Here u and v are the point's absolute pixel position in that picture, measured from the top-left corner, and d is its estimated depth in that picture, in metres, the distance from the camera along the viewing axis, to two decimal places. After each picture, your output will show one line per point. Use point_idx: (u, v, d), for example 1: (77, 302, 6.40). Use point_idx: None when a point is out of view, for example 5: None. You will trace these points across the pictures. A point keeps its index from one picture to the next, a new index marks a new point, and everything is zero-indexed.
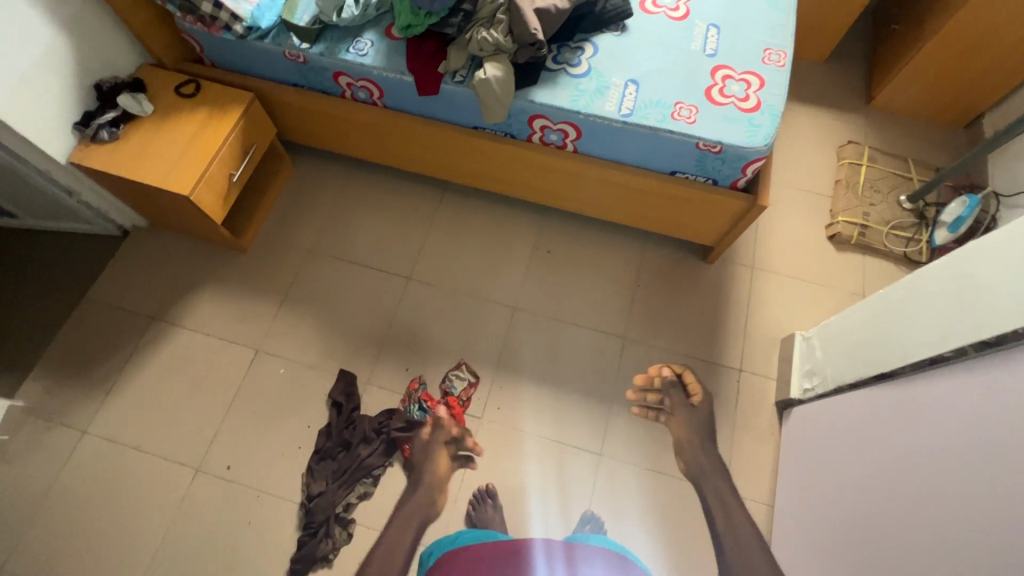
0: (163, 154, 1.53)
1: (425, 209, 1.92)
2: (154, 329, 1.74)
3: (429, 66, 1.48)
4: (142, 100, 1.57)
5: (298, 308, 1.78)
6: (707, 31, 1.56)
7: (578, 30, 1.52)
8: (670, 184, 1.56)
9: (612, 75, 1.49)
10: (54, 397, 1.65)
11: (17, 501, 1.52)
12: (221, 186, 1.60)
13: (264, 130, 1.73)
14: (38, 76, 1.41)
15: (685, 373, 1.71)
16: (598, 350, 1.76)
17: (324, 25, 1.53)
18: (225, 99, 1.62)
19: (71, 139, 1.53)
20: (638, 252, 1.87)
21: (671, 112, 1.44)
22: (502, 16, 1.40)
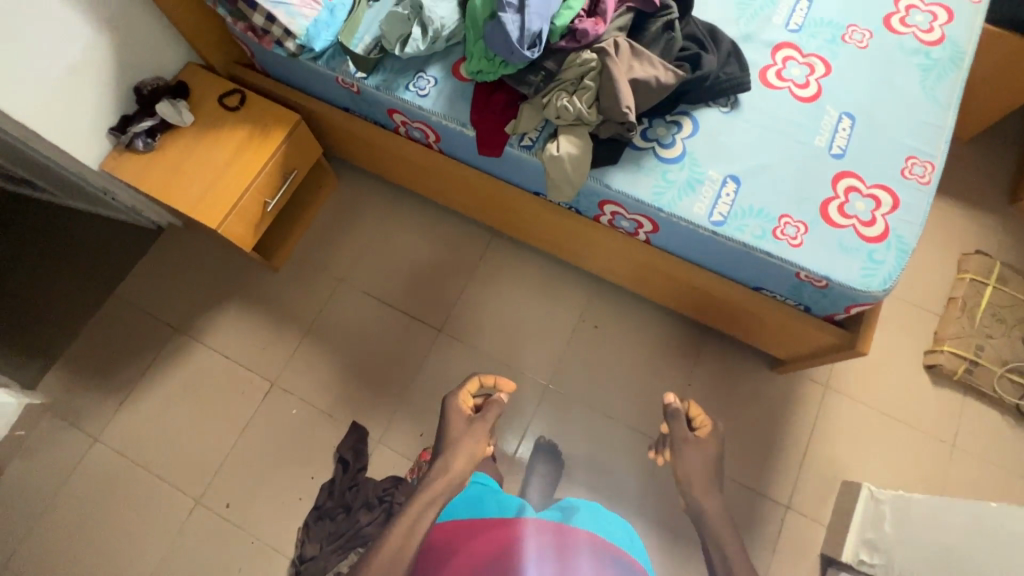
0: (195, 175, 1.41)
1: (469, 254, 1.75)
2: (176, 341, 1.69)
3: (495, 124, 1.27)
4: (183, 109, 1.43)
5: (320, 344, 1.68)
6: (839, 121, 1.27)
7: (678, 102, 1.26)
8: (751, 300, 1.33)
9: (710, 166, 1.24)
10: (72, 395, 1.64)
11: (29, 499, 1.54)
12: (253, 215, 1.48)
13: (309, 152, 1.58)
14: (73, 80, 1.29)
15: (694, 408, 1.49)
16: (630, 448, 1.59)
17: (385, 53, 1.33)
18: (270, 118, 1.47)
19: (106, 144, 1.43)
20: (696, 346, 1.65)
21: (773, 229, 1.19)
22: (590, 83, 1.17)
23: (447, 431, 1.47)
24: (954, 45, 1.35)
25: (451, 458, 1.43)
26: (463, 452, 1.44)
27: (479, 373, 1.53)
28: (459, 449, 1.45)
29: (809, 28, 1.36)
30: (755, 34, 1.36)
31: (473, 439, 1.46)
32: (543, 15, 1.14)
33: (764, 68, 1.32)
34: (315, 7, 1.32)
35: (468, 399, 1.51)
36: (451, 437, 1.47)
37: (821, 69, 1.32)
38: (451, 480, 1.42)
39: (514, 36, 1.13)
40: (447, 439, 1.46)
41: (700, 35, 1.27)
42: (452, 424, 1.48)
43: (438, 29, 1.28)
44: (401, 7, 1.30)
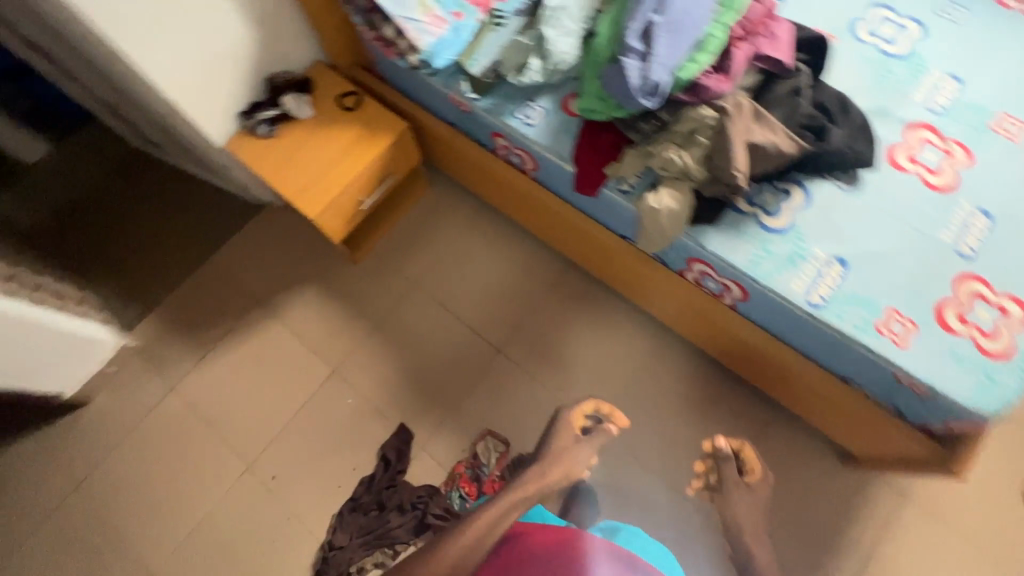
0: (304, 165, 1.50)
1: (541, 280, 1.75)
2: (257, 313, 1.80)
3: (596, 164, 1.26)
4: (304, 103, 1.53)
5: (384, 342, 1.73)
6: (972, 218, 1.16)
7: (792, 171, 1.20)
8: (836, 390, 1.23)
9: (816, 242, 1.16)
10: (161, 346, 1.78)
11: (107, 431, 1.69)
12: (348, 211, 1.55)
13: (409, 158, 1.64)
14: (218, 67, 1.41)
15: (744, 449, 1.50)
16: (671, 510, 1.53)
17: (500, 78, 1.36)
18: (380, 122, 1.54)
19: (233, 125, 1.55)
20: (762, 420, 1.56)
21: (877, 322, 1.10)
22: (702, 139, 1.14)
23: (551, 447, 1.56)
24: None
25: (551, 470, 1.53)
26: (562, 466, 1.53)
27: (597, 398, 1.61)
28: (558, 462, 1.54)
29: (952, 112, 1.26)
30: (890, 109, 1.27)
31: (573, 460, 1.55)
32: (666, 65, 1.13)
33: (895, 146, 1.23)
34: (442, 26, 1.37)
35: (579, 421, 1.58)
36: (553, 449, 1.56)
37: (962, 157, 1.22)
38: (544, 487, 1.51)
39: (633, 83, 1.13)
40: (551, 453, 1.56)
41: (829, 103, 1.21)
42: (557, 440, 1.57)
43: (556, 63, 1.30)
44: (524, 37, 1.32)
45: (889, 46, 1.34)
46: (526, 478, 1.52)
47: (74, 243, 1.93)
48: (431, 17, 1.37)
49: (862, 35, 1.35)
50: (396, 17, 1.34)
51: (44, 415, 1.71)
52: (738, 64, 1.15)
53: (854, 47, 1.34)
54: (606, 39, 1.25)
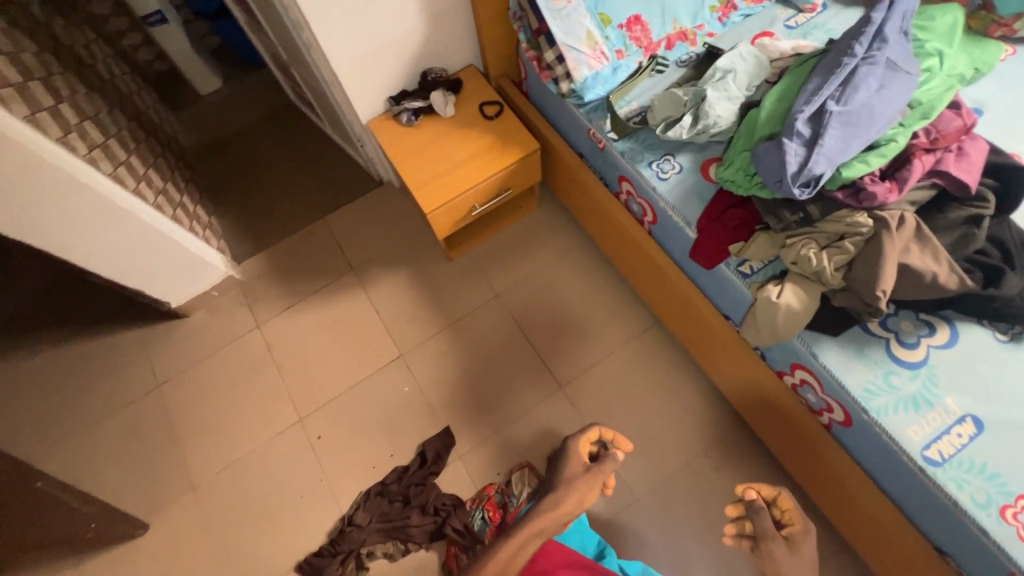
0: (432, 160, 1.55)
1: (623, 330, 1.70)
2: (347, 280, 1.89)
3: (721, 238, 1.20)
4: (450, 102, 1.59)
5: (454, 342, 1.76)
6: None
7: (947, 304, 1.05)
8: (926, 559, 1.08)
9: (950, 391, 1.03)
10: (259, 284, 1.92)
11: (194, 347, 1.86)
12: (459, 213, 1.59)
13: (529, 178, 1.65)
14: (383, 54, 1.50)
15: (780, 496, 1.20)
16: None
17: (645, 125, 1.34)
18: (514, 137, 1.56)
19: (380, 107, 1.64)
20: (823, 555, 1.39)
21: (1005, 504, 0.94)
22: (848, 245, 1.04)
23: (559, 473, 1.24)
24: None
25: (567, 497, 1.17)
26: (576, 494, 1.18)
27: (601, 423, 1.31)
28: (571, 494, 1.19)
29: None
30: None
31: (588, 488, 1.21)
32: (832, 159, 1.05)
33: None
34: (602, 61, 1.38)
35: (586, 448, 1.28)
36: (564, 475, 1.23)
37: None
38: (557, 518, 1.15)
39: (789, 169, 1.06)
40: (560, 479, 1.22)
41: (1011, 244, 1.05)
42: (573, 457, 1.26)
43: (709, 125, 1.25)
44: (681, 91, 1.29)
45: None
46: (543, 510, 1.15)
47: (217, 173, 2.14)
48: (595, 50, 1.38)
49: None
50: (560, 43, 1.36)
51: (150, 316, 1.91)
52: (914, 176, 1.04)
53: None
54: (769, 113, 1.18)
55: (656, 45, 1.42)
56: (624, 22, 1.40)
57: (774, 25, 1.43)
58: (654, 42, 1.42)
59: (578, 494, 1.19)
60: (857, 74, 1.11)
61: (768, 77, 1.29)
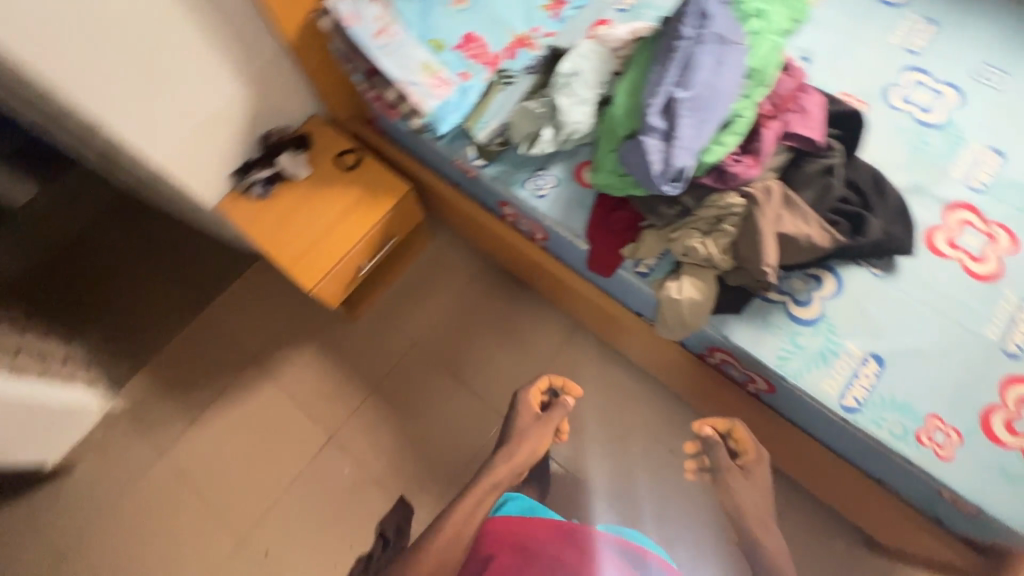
0: (300, 230, 1.41)
1: (549, 341, 1.67)
2: (250, 372, 1.72)
3: (611, 245, 1.18)
4: (301, 162, 1.45)
5: (384, 405, 1.65)
6: (1020, 311, 1.08)
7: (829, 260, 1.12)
8: (868, 489, 1.15)
9: (849, 336, 1.08)
10: (149, 407, 1.70)
11: (92, 502, 1.61)
12: (347, 277, 1.47)
13: (411, 219, 1.56)
14: (209, 130, 1.33)
15: (734, 427, 1.11)
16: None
17: (509, 145, 1.29)
18: (382, 183, 1.45)
19: (225, 186, 1.46)
20: (783, 499, 1.47)
21: (918, 430, 1.01)
22: (728, 226, 1.05)
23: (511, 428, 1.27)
24: None
25: (520, 447, 1.22)
26: (527, 443, 1.23)
27: (552, 373, 1.33)
28: (523, 441, 1.24)
29: (995, 189, 1.18)
30: (927, 185, 1.19)
31: (541, 436, 1.26)
32: (691, 147, 1.04)
33: (933, 229, 1.16)
34: (447, 88, 1.29)
35: (536, 398, 1.30)
36: (515, 429, 1.26)
37: (1006, 243, 1.13)
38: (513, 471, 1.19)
39: (654, 167, 1.04)
40: (513, 431, 1.26)
41: (861, 184, 1.13)
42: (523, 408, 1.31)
43: (570, 132, 1.22)
44: (534, 103, 1.25)
45: (924, 115, 1.26)
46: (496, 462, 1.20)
47: (60, 294, 1.84)
48: (436, 78, 1.29)
49: (894, 102, 1.28)
50: (397, 80, 1.26)
51: (26, 483, 1.63)
52: (767, 146, 1.07)
53: (886, 115, 1.27)
54: (623, 109, 1.17)
55: (498, 58, 1.35)
56: (460, 41, 1.34)
57: (606, 13, 1.41)
58: (495, 55, 1.35)
59: (529, 443, 1.23)
60: (693, 56, 1.11)
61: (614, 69, 1.26)
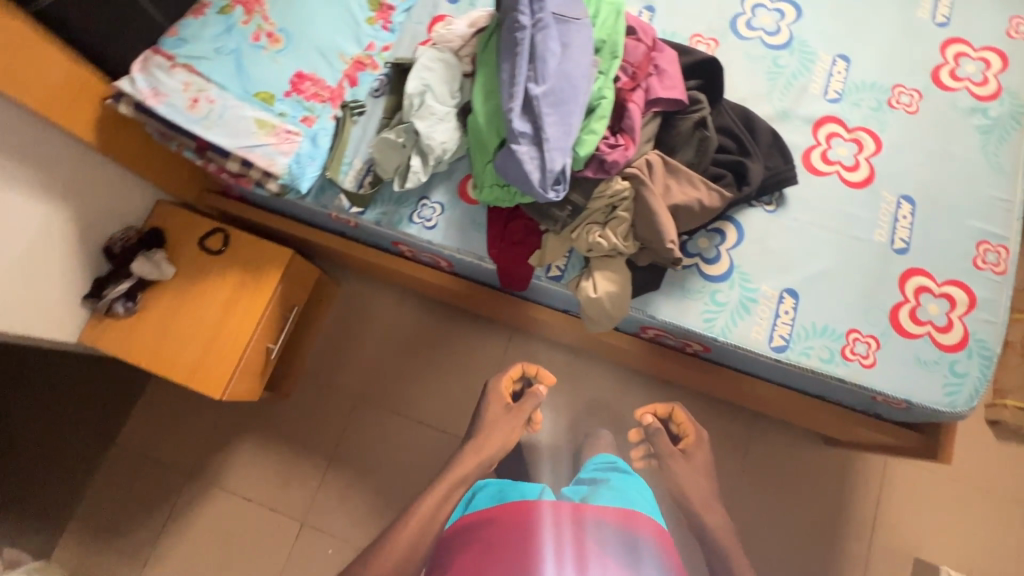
0: (186, 337, 1.26)
1: (492, 353, 1.63)
2: (192, 489, 1.57)
3: (518, 258, 1.13)
4: (162, 262, 1.28)
5: (347, 473, 1.57)
6: (898, 207, 1.14)
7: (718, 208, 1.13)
8: (814, 407, 1.22)
9: (762, 279, 1.11)
10: (91, 565, 1.52)
11: None
12: (258, 366, 1.35)
13: (307, 280, 1.43)
14: (34, 265, 1.12)
15: (674, 411, 1.27)
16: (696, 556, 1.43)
17: (381, 183, 1.18)
18: (259, 258, 1.31)
19: (82, 313, 1.27)
20: (747, 428, 1.55)
21: (842, 347, 1.07)
22: (622, 213, 1.03)
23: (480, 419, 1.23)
24: (1013, 96, 1.21)
25: (488, 439, 1.21)
26: (499, 434, 1.21)
27: (523, 361, 1.28)
28: (493, 433, 1.20)
29: (852, 95, 1.22)
30: (792, 109, 1.21)
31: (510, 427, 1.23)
32: (564, 146, 0.98)
33: (807, 150, 1.19)
34: (295, 140, 1.15)
35: (507, 386, 1.27)
36: (486, 421, 1.22)
37: (871, 145, 1.19)
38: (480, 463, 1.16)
39: (534, 176, 0.98)
40: (480, 425, 1.22)
41: (735, 128, 1.13)
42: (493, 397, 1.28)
43: (440, 154, 1.13)
44: (393, 132, 1.14)
45: (772, 38, 1.27)
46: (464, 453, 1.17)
47: None
48: (278, 134, 1.14)
49: (742, 32, 1.28)
50: (233, 150, 1.10)
51: None
52: (637, 121, 1.03)
53: (738, 48, 1.27)
54: (485, 116, 1.10)
55: (339, 91, 1.22)
56: (290, 86, 1.16)
57: (439, 10, 1.31)
58: (335, 88, 1.21)
59: (502, 432, 1.21)
60: (538, 44, 1.04)
61: (464, 73, 1.19)
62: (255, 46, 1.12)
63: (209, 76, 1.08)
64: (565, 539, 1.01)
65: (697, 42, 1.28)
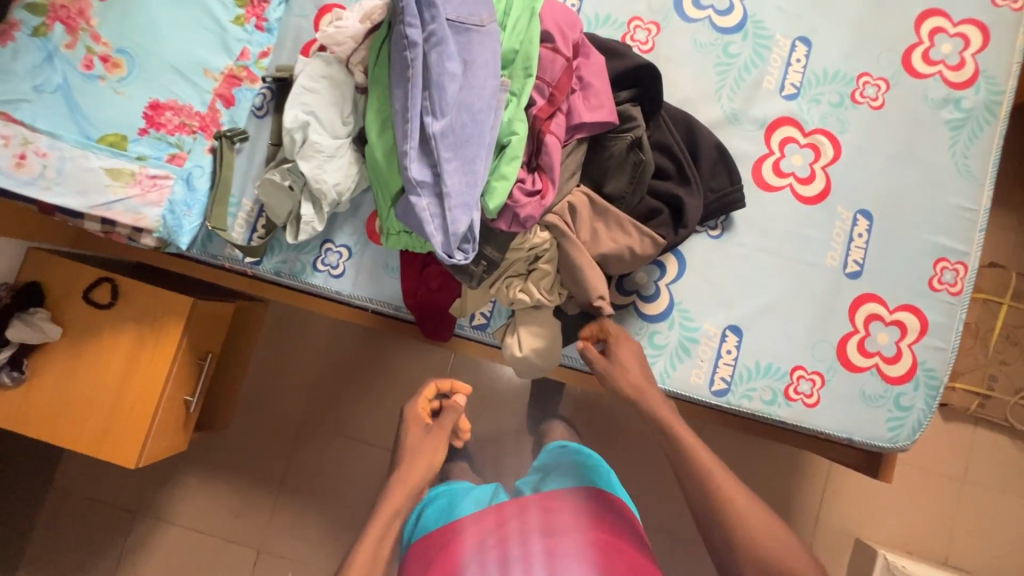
0: (89, 406, 1.15)
1: (437, 368, 1.54)
2: (141, 527, 1.53)
3: (437, 308, 1.01)
4: (44, 323, 1.13)
5: (300, 499, 1.54)
6: (854, 224, 1.04)
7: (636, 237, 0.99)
8: None
9: (704, 316, 1.02)
10: None
11: None
12: (178, 421, 1.25)
13: (221, 321, 1.30)
14: None
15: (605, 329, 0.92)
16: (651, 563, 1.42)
17: (274, 229, 1.03)
18: (156, 312, 1.17)
19: None
20: (699, 426, 1.53)
21: (785, 387, 1.01)
22: (544, 264, 0.92)
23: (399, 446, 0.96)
24: (990, 83, 1.06)
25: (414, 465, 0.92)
26: (423, 460, 0.93)
27: (433, 378, 1.04)
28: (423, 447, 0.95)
29: (811, 89, 1.06)
30: (743, 110, 1.06)
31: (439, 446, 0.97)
32: (467, 201, 0.84)
33: (760, 159, 1.05)
34: (165, 186, 0.97)
35: (424, 409, 1.03)
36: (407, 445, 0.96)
37: (829, 151, 1.05)
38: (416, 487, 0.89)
39: (435, 239, 0.84)
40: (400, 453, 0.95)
41: (675, 147, 0.97)
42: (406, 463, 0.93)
43: (337, 197, 0.97)
44: (276, 173, 0.97)
45: (722, 19, 1.07)
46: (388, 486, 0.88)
47: None
48: (139, 183, 0.95)
49: (689, 13, 1.08)
50: (88, 210, 0.92)
51: None
52: (557, 158, 0.89)
53: (683, 33, 1.07)
54: (382, 151, 0.93)
55: (213, 115, 1.01)
56: (145, 121, 0.96)
57: None
58: (205, 113, 1.00)
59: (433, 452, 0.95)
60: (433, 66, 0.85)
61: (356, 87, 0.99)
62: (88, 76, 0.92)
63: (34, 124, 0.90)
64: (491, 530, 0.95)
65: (636, 28, 1.08)
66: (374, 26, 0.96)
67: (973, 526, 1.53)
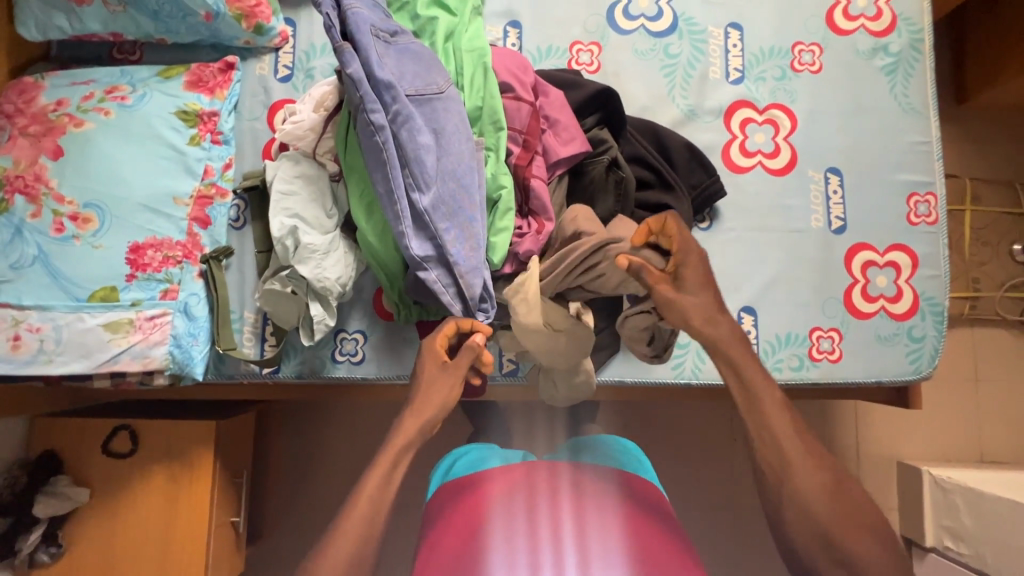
0: (137, 557, 1.10)
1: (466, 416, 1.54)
2: None
3: None
4: (70, 488, 1.09)
5: None
6: (827, 182, 1.10)
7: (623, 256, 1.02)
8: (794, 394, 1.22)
9: None
10: None
11: None
12: (229, 545, 1.20)
13: (246, 433, 1.26)
14: None
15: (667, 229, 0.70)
16: (727, 546, 1.42)
17: (284, 335, 1.01)
18: (180, 444, 1.12)
19: None
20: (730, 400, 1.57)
21: (809, 350, 1.05)
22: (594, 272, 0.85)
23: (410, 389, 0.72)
24: (909, 23, 1.14)
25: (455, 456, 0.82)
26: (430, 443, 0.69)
27: (449, 316, 0.76)
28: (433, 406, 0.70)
29: (754, 69, 1.12)
30: (698, 105, 1.10)
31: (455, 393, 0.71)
32: (476, 265, 0.88)
33: (725, 145, 1.10)
34: (165, 323, 0.94)
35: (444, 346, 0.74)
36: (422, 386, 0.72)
37: (786, 122, 1.11)
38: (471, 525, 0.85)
39: (456, 308, 0.87)
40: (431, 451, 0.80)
41: (648, 156, 1.02)
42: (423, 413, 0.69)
43: (341, 289, 0.96)
44: (275, 282, 0.96)
45: (655, 24, 1.12)
46: (400, 422, 0.68)
47: None
48: (140, 328, 0.93)
49: (623, 25, 1.12)
50: (95, 369, 0.90)
51: None
52: (547, 200, 0.93)
53: (624, 46, 1.11)
54: (375, 234, 0.93)
55: (193, 240, 0.99)
56: (129, 266, 0.93)
57: (273, 95, 1.07)
58: (186, 240, 0.98)
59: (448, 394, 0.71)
60: (406, 144, 0.86)
61: (331, 178, 0.99)
62: (62, 238, 0.91)
63: (21, 303, 0.88)
64: (521, 500, 0.67)
65: (579, 51, 1.11)
66: (328, 109, 0.98)
67: (996, 418, 1.63)
